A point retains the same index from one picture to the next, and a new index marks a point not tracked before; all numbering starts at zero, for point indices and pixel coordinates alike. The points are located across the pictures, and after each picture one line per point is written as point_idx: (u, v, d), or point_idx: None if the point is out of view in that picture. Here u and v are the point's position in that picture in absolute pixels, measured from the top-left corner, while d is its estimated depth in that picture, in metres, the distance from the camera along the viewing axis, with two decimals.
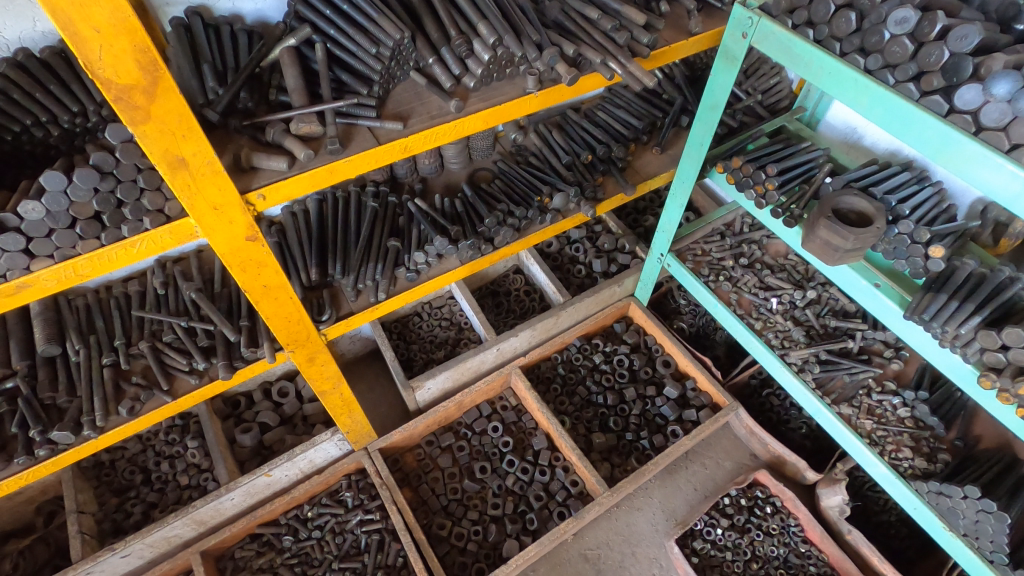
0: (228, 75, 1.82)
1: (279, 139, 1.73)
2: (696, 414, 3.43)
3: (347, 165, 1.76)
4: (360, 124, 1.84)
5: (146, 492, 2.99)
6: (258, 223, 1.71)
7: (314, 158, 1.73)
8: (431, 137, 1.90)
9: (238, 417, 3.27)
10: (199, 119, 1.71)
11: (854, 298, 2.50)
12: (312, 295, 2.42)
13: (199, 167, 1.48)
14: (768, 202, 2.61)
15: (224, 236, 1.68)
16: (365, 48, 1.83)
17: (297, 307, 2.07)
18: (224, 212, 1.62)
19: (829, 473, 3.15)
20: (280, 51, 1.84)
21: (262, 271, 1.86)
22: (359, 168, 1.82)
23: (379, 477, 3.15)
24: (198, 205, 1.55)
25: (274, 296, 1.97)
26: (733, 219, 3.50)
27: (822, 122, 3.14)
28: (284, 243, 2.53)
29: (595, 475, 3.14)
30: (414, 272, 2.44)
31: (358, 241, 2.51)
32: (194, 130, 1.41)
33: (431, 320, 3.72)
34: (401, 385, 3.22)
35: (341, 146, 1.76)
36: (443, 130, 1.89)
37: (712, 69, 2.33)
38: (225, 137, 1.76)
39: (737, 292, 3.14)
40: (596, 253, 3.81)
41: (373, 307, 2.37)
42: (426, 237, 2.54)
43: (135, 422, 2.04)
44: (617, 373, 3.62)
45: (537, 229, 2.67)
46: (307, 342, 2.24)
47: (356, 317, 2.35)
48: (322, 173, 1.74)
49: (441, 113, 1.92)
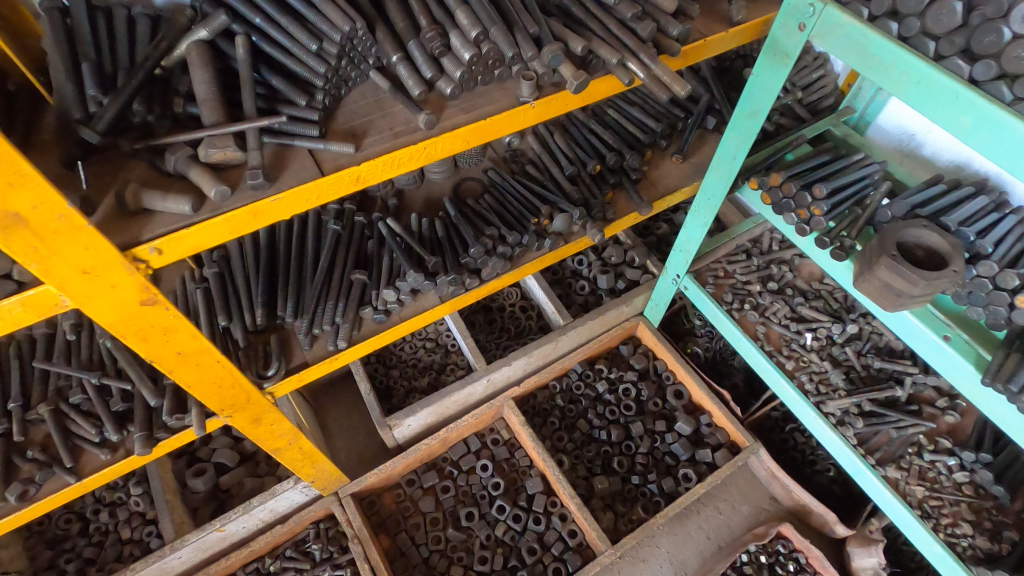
0: (118, 79, 1.36)
1: (182, 169, 1.28)
2: (711, 455, 3.04)
3: (275, 204, 1.32)
4: (297, 146, 1.39)
5: (82, 547, 2.61)
6: (155, 284, 1.28)
7: (230, 196, 1.29)
8: (393, 164, 1.45)
9: (192, 456, 2.89)
10: (72, 142, 1.26)
11: (915, 349, 2.06)
12: (258, 340, 2.00)
13: (44, 223, 1.04)
14: (812, 229, 2.16)
15: (106, 303, 1.24)
16: (303, 43, 1.37)
17: (227, 370, 1.64)
18: (99, 275, 1.18)
19: (860, 529, 2.80)
20: (189, 46, 1.38)
21: (172, 336, 1.43)
22: (293, 206, 1.37)
23: (351, 527, 2.77)
24: (55, 271, 1.11)
25: (193, 361, 1.54)
26: (760, 235, 3.05)
27: (873, 126, 2.67)
28: (227, 273, 2.09)
29: (596, 528, 2.76)
30: (382, 314, 2.01)
31: (315, 272, 2.08)
32: (26, 175, 0.97)
33: (414, 342, 3.30)
34: (376, 423, 2.82)
35: (268, 178, 1.31)
36: (408, 154, 1.44)
37: (755, 66, 1.86)
38: (112, 165, 1.30)
39: (765, 324, 2.71)
40: (602, 267, 3.37)
41: (332, 358, 1.95)
42: (398, 268, 2.10)
43: (26, 513, 1.63)
44: (622, 404, 3.22)
45: (534, 256, 2.22)
46: (247, 405, 1.81)
47: (311, 370, 1.93)
48: (240, 216, 1.29)
49: (407, 130, 1.47)
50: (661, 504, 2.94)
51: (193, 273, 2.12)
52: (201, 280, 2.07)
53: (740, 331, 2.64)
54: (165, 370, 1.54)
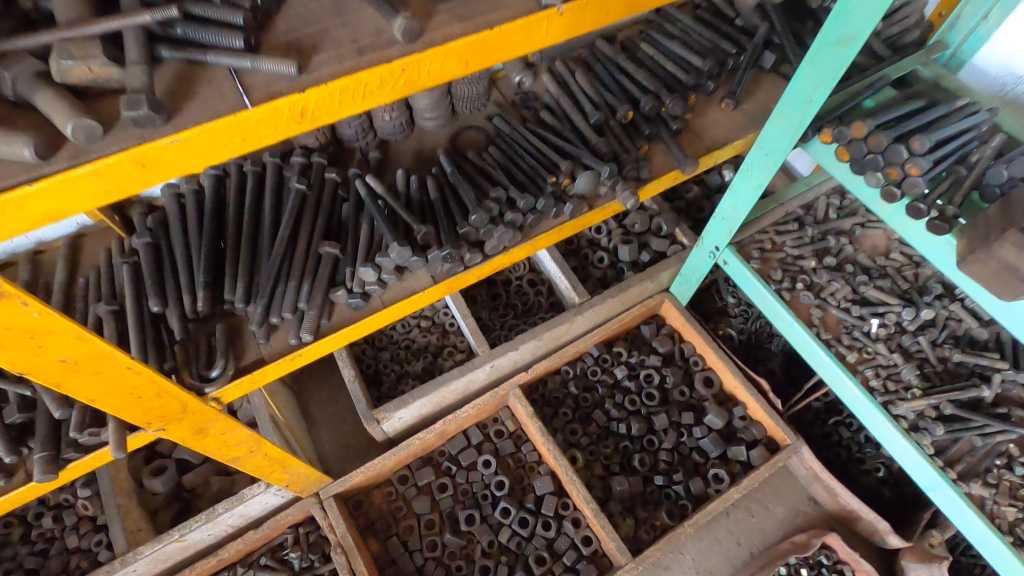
0: None
1: (26, 94, 0.83)
2: (745, 453, 2.66)
3: (176, 149, 0.88)
4: (212, 62, 0.94)
5: (24, 556, 2.27)
6: None
7: (103, 137, 0.84)
8: (360, 92, 0.99)
9: (151, 450, 2.53)
10: None
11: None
12: (202, 330, 1.59)
13: None
14: (904, 193, 1.71)
15: None
16: None
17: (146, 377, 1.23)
18: None
19: (917, 541, 2.44)
20: None
21: (47, 339, 1.01)
22: (206, 156, 0.92)
23: (335, 534, 2.42)
24: None
25: (90, 370, 1.13)
26: (813, 200, 2.59)
27: (967, 66, 2.16)
28: (164, 244, 1.66)
29: (614, 538, 2.40)
30: (358, 298, 1.58)
31: (275, 243, 1.65)
32: None
33: (407, 320, 2.89)
34: (362, 417, 2.43)
35: (163, 109, 0.87)
36: (383, 74, 0.98)
37: None
38: None
39: (822, 307, 2.28)
40: (623, 236, 2.92)
41: (295, 355, 1.53)
42: (380, 240, 1.66)
43: None
44: (644, 393, 2.83)
45: (551, 225, 1.77)
46: (183, 417, 1.42)
47: (270, 368, 1.52)
48: (119, 166, 0.84)
49: (379, 43, 1.01)
50: (688, 508, 2.58)
51: (122, 244, 1.69)
52: (131, 253, 1.65)
53: (792, 316, 2.22)
54: (52, 383, 1.12)
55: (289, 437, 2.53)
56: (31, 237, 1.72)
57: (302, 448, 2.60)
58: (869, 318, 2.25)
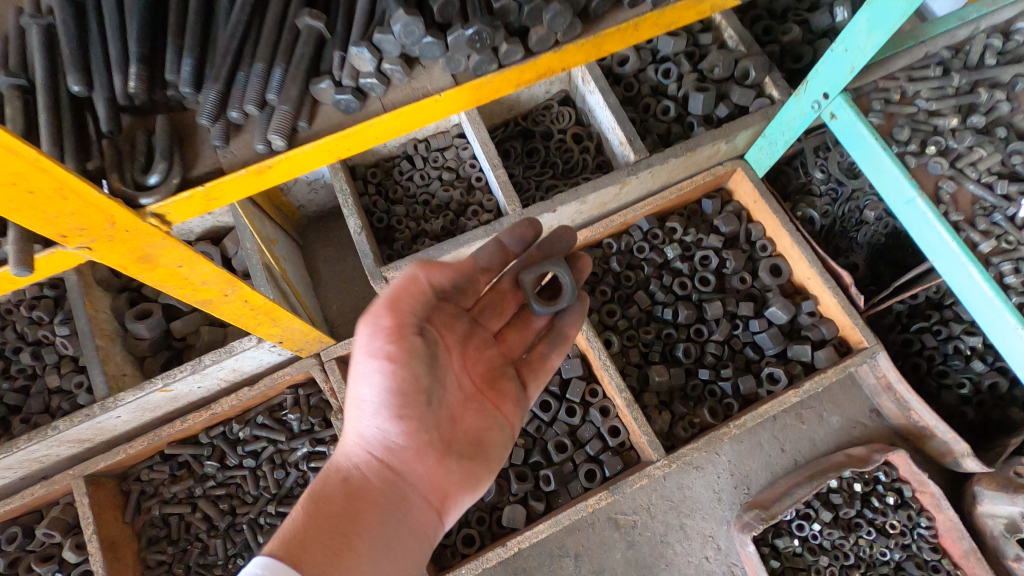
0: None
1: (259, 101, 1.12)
2: (810, 353, 2.28)
3: (368, 132, 1.17)
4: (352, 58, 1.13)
5: (4, 390, 2.11)
6: None
7: (286, 116, 1.11)
8: (470, 96, 1.22)
9: (136, 293, 2.27)
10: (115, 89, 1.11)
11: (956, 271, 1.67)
12: (125, 137, 1.13)
13: None
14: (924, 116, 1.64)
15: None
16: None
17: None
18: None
19: (998, 468, 2.12)
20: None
21: None
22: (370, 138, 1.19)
23: (336, 399, 2.17)
24: None
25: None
26: (965, 41, 1.97)
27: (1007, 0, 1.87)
28: (88, 3, 1.21)
29: (647, 431, 2.12)
30: (350, 94, 1.13)
31: (230, 19, 1.17)
32: None
33: (428, 170, 2.46)
34: (368, 273, 2.08)
35: (359, 100, 1.15)
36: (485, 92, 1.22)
37: None
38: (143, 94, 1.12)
39: (955, 180, 1.76)
40: (698, 82, 2.36)
41: (242, 174, 1.11)
42: (382, 17, 1.17)
43: None
44: (697, 278, 2.42)
45: (626, 16, 1.24)
46: (113, 234, 1.08)
47: (199, 198, 1.12)
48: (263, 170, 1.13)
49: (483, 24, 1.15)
50: (734, 408, 2.26)
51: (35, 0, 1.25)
52: (46, 13, 1.20)
53: (916, 189, 1.69)
54: None
55: (289, 292, 2.20)
56: None
57: (303, 305, 2.29)
58: (1016, 199, 1.76)
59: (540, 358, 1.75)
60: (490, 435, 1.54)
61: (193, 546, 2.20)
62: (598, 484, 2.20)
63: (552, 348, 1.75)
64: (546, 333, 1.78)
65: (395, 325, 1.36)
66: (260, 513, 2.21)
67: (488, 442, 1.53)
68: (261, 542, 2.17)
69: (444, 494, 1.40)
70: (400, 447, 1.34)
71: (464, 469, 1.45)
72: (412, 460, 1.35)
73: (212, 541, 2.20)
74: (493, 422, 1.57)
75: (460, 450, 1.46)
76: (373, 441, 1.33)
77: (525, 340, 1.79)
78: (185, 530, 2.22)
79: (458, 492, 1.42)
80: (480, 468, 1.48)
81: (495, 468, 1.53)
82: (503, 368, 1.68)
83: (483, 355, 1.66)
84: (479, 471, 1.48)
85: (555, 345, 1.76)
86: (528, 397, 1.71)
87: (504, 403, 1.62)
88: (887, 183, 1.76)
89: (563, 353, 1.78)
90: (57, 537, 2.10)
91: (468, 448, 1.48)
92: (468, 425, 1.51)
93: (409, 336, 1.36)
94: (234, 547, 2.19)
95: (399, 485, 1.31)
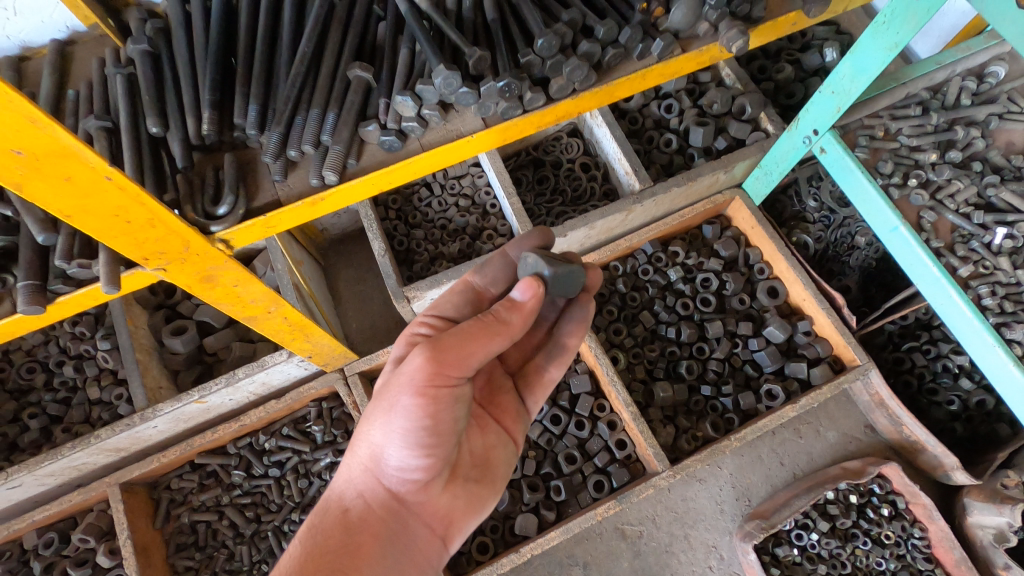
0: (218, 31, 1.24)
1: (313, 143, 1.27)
2: (806, 370, 2.41)
3: (409, 167, 1.32)
4: (397, 105, 1.29)
5: (48, 401, 2.25)
6: (46, 119, 0.81)
7: (338, 155, 1.26)
8: (499, 136, 1.38)
9: (172, 311, 2.42)
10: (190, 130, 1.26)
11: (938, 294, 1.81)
12: (197, 172, 1.29)
13: None
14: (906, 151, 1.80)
15: (78, 200, 0.96)
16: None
17: (80, 162, 0.90)
18: (80, 186, 0.94)
19: (986, 481, 2.23)
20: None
21: (51, 163, 0.88)
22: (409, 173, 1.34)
23: (358, 411, 2.29)
24: (26, 172, 0.88)
25: (12, 144, 0.83)
26: (942, 82, 2.15)
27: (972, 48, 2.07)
28: (165, 55, 1.39)
29: (652, 443, 2.24)
30: (394, 135, 1.29)
31: (290, 69, 1.35)
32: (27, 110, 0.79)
33: (445, 197, 2.63)
34: (391, 293, 2.22)
35: (401, 140, 1.30)
36: (511, 132, 1.37)
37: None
38: (215, 135, 1.29)
39: (935, 211, 1.92)
40: (698, 117, 2.54)
41: (298, 205, 1.25)
42: (422, 68, 1.35)
43: None
44: (699, 299, 2.57)
45: (634, 67, 1.40)
46: (186, 257, 1.21)
47: (258, 226, 1.26)
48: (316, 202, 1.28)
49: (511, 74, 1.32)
50: (735, 422, 2.38)
51: (117, 52, 1.43)
52: (127, 64, 1.38)
53: (899, 217, 1.83)
54: (13, 182, 0.89)
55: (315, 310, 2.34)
56: (15, 38, 1.46)
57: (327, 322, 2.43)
58: (992, 228, 1.92)
59: (540, 374, 1.76)
60: (494, 453, 1.66)
61: (219, 553, 2.31)
62: (606, 495, 2.31)
63: (552, 364, 1.74)
64: (545, 346, 1.75)
65: (447, 374, 1.30)
66: (285, 520, 2.32)
67: (491, 463, 1.65)
68: (285, 548, 2.28)
69: (446, 518, 1.50)
70: (411, 480, 1.42)
71: (468, 493, 1.56)
72: (417, 488, 1.44)
73: (238, 547, 2.30)
74: (492, 439, 1.67)
75: (465, 475, 1.57)
76: (383, 471, 1.39)
77: (522, 355, 1.80)
78: (212, 537, 2.32)
79: (460, 515, 1.54)
80: (483, 490, 1.60)
81: (495, 488, 1.64)
82: (501, 382, 1.75)
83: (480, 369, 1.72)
84: (479, 492, 1.59)
85: (554, 357, 1.73)
86: (526, 412, 1.77)
87: (505, 419, 1.72)
88: (874, 212, 1.91)
89: (562, 367, 1.77)
90: (92, 542, 2.21)
91: (470, 470, 1.58)
92: (469, 446, 1.60)
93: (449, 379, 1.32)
94: (258, 554, 2.29)
95: (401, 515, 1.41)
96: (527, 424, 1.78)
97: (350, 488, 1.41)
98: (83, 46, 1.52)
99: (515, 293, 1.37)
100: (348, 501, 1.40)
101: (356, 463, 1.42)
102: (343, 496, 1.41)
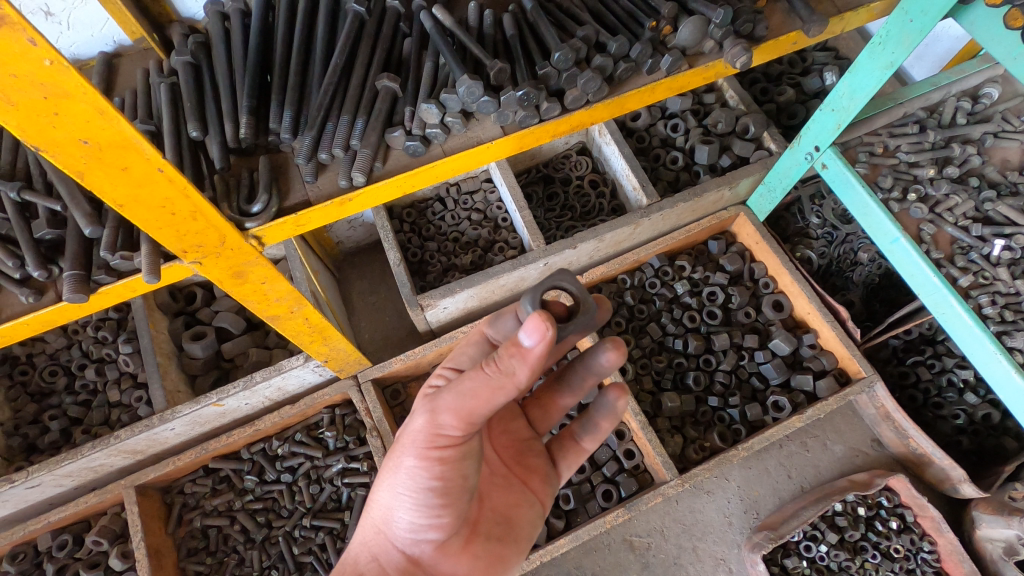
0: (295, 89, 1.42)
1: (344, 148, 1.36)
2: (811, 382, 2.44)
3: (432, 171, 1.40)
4: (423, 112, 1.37)
5: (68, 402, 2.30)
6: (114, 113, 0.90)
7: (367, 159, 1.35)
8: (517, 144, 1.46)
9: (191, 317, 2.49)
10: (229, 134, 1.36)
11: (942, 309, 1.85)
12: (233, 173, 1.38)
13: (33, 92, 0.81)
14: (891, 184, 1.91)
15: (133, 191, 1.04)
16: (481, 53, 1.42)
17: (138, 154, 0.98)
18: (136, 177, 1.02)
19: (994, 493, 2.24)
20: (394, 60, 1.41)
21: (113, 154, 0.96)
22: (430, 177, 1.42)
23: (369, 417, 2.31)
24: (90, 160, 0.96)
25: (79, 133, 0.91)
26: (938, 102, 2.25)
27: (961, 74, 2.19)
28: (205, 66, 1.49)
29: (661, 451, 2.26)
30: (418, 140, 1.37)
31: (322, 80, 1.45)
32: (98, 104, 0.87)
33: (458, 211, 2.72)
34: (406, 301, 2.29)
35: (425, 145, 1.39)
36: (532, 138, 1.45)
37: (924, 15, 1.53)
38: (253, 139, 1.38)
39: (935, 223, 1.99)
40: (702, 136, 2.64)
41: (328, 204, 1.33)
42: (446, 80, 1.44)
43: (30, 322, 1.23)
44: (706, 312, 2.61)
45: (645, 81, 1.49)
46: (222, 251, 1.27)
47: (289, 223, 1.33)
48: (344, 203, 1.35)
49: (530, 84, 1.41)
50: (742, 433, 2.42)
51: (161, 64, 1.53)
52: (170, 73, 1.48)
53: (900, 230, 1.89)
54: (76, 169, 0.98)
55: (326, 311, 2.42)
56: (66, 49, 1.63)
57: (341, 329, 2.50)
58: (991, 240, 1.98)
59: (574, 439, 1.70)
60: (518, 511, 1.64)
61: (229, 558, 2.32)
62: (615, 504, 2.33)
63: (587, 435, 1.68)
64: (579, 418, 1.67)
65: (449, 436, 1.19)
66: (295, 526, 2.34)
67: (517, 519, 1.62)
68: (295, 554, 2.29)
69: None
70: (426, 541, 1.36)
71: (490, 550, 1.53)
72: (434, 548, 1.39)
73: (248, 552, 2.32)
74: (516, 497, 1.64)
75: (487, 532, 1.54)
76: (395, 533, 1.34)
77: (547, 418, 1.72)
78: (223, 542, 2.34)
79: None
80: (505, 549, 1.56)
81: (519, 548, 1.61)
82: (530, 443, 1.72)
83: (509, 430, 1.70)
84: (500, 551, 1.55)
85: (588, 432, 1.67)
86: (556, 475, 1.73)
87: (532, 479, 1.69)
88: (876, 229, 1.98)
89: (597, 441, 1.70)
90: (105, 545, 2.23)
91: (492, 527, 1.56)
92: (491, 503, 1.59)
93: (455, 444, 1.21)
94: (269, 559, 2.31)
95: None
96: (555, 486, 1.73)
97: (365, 550, 1.37)
98: (127, 56, 1.66)
99: (524, 338, 1.02)
100: (361, 566, 1.34)
101: (368, 525, 1.37)
102: (356, 561, 1.36)
